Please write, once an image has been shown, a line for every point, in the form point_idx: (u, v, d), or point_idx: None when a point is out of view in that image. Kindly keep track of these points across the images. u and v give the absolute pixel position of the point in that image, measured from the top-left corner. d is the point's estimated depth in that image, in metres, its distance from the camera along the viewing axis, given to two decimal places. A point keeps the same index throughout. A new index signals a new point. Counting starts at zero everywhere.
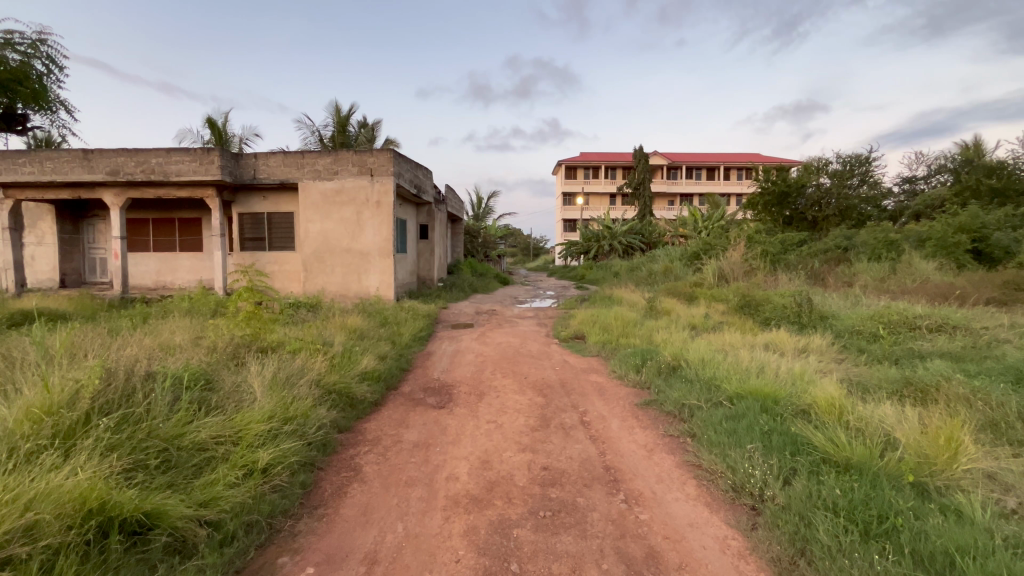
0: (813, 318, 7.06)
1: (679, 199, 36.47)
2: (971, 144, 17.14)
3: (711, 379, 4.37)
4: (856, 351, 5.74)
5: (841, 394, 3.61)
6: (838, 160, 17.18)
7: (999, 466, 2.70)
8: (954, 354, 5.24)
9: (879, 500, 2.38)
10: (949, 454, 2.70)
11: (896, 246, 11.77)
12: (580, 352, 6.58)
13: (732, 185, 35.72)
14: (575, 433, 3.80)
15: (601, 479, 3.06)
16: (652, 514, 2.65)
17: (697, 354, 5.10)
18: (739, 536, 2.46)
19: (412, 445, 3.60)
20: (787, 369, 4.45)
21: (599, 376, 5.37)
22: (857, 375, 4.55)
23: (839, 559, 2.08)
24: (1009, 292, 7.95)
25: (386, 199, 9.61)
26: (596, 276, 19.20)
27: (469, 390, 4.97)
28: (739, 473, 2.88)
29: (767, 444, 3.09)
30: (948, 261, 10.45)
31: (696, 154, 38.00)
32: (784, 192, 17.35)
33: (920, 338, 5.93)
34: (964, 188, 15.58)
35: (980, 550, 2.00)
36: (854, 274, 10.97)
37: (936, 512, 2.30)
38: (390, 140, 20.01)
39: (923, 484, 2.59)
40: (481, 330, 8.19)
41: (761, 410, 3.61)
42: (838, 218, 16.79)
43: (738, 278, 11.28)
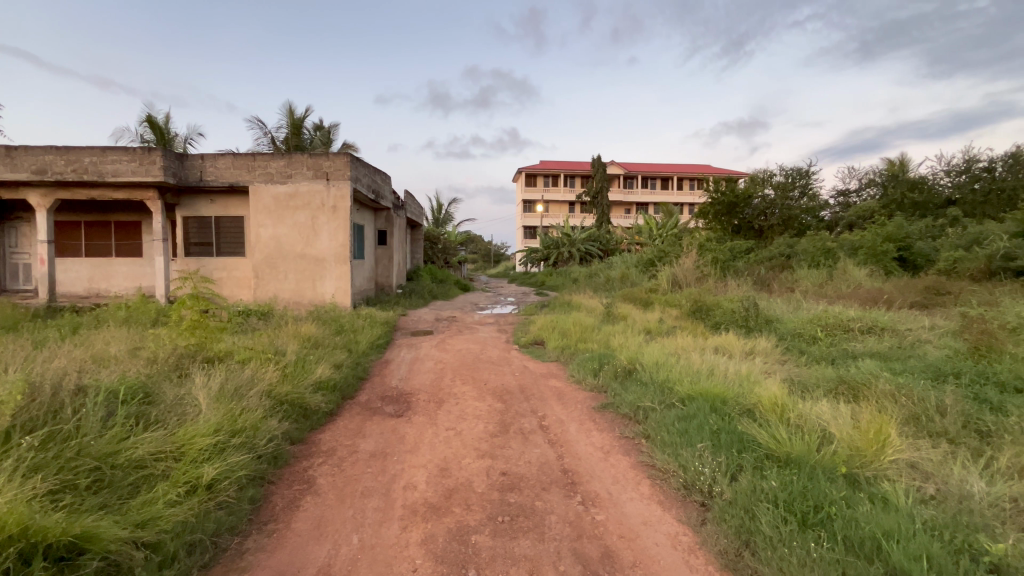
0: (759, 322, 7.48)
1: (635, 208, 37.68)
2: (896, 161, 18.67)
3: (664, 381, 4.53)
4: (797, 352, 6.12)
5: (783, 393, 3.82)
6: (781, 172, 18.27)
7: (919, 455, 2.94)
8: (882, 354, 5.68)
9: (814, 490, 2.55)
10: (877, 446, 2.93)
11: (833, 254, 12.66)
12: (539, 357, 6.66)
13: (683, 196, 37.31)
14: (533, 437, 3.83)
15: (559, 482, 3.10)
16: (607, 514, 2.71)
17: (651, 357, 5.29)
18: (690, 531, 2.55)
19: (369, 455, 3.52)
20: (734, 371, 4.69)
21: (557, 380, 5.45)
22: (798, 375, 4.85)
23: (779, 548, 2.21)
24: (930, 296, 8.69)
25: (342, 203, 9.38)
26: (556, 282, 19.51)
27: (428, 397, 4.91)
28: (690, 471, 3.00)
29: (715, 443, 3.23)
30: (877, 268, 11.31)
31: (650, 165, 39.35)
32: (733, 202, 18.21)
33: (854, 339, 6.39)
34: (890, 201, 16.87)
35: (902, 533, 2.17)
36: (796, 280, 11.69)
37: (865, 500, 2.48)
38: (346, 144, 19.63)
39: (854, 474, 2.79)
40: (441, 337, 8.14)
41: (711, 410, 3.78)
42: (781, 227, 17.88)
43: (690, 285, 11.76)
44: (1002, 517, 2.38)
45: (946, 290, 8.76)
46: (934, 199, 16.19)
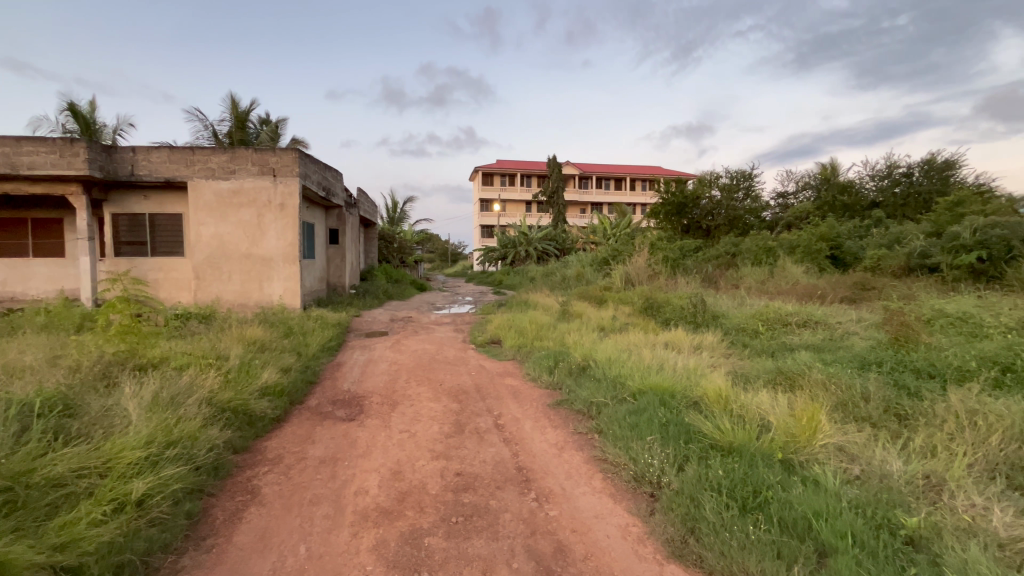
0: (706, 318, 7.81)
1: (590, 208, 38.40)
2: (828, 166, 19.98)
3: (616, 376, 4.65)
4: (740, 346, 6.44)
5: (727, 385, 4.02)
6: (727, 174, 19.14)
7: (846, 439, 3.16)
8: (816, 346, 6.07)
9: (753, 476, 2.70)
10: (809, 432, 3.13)
11: (773, 252, 13.40)
12: (496, 356, 6.66)
13: (636, 196, 38.38)
14: (489, 437, 3.83)
15: (513, 480, 3.11)
16: (560, 510, 2.75)
17: (605, 354, 5.42)
18: (639, 521, 2.63)
19: (319, 461, 3.41)
20: (682, 365, 4.88)
21: (513, 379, 5.48)
22: (740, 367, 5.11)
23: (721, 533, 2.32)
24: (857, 291, 9.37)
25: (290, 201, 9.01)
26: (513, 281, 19.59)
27: (382, 400, 4.80)
28: (640, 463, 3.10)
29: (664, 435, 3.35)
30: (812, 265, 12.08)
31: (604, 165, 40.28)
32: (682, 203, 19.14)
33: (791, 332, 6.80)
34: (823, 203, 18.05)
35: (831, 512, 2.33)
36: (740, 277, 12.29)
37: (798, 483, 2.64)
38: (295, 139, 18.89)
39: (789, 460, 2.96)
40: (396, 338, 7.98)
41: (660, 403, 3.91)
42: (727, 227, 18.74)
43: (643, 282, 12.12)
44: (915, 492, 2.60)
45: (871, 285, 9.47)
46: (861, 201, 17.46)
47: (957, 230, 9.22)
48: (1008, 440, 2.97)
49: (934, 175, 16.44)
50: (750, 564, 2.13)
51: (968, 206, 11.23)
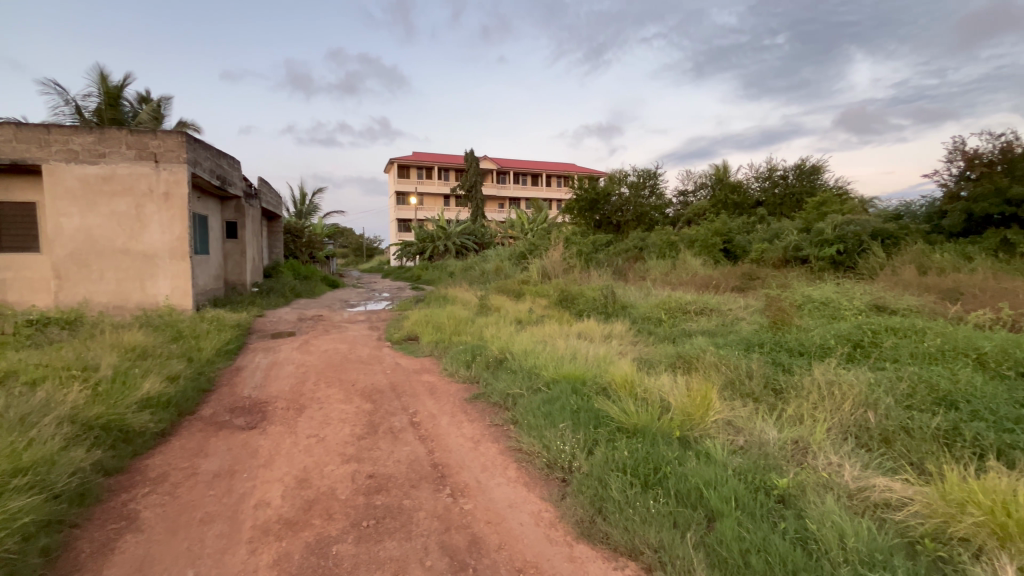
0: (615, 308, 8.27)
1: (509, 203, 38.85)
2: (721, 167, 21.94)
3: (532, 367, 4.77)
4: (646, 333, 6.90)
5: (632, 370, 4.28)
6: (635, 173, 20.30)
7: (733, 414, 3.51)
8: (710, 330, 6.68)
9: (654, 454, 2.90)
10: (702, 409, 3.43)
11: (675, 246, 14.49)
12: (413, 352, 6.53)
13: (552, 192, 39.47)
14: (403, 435, 3.75)
15: (428, 477, 3.07)
16: (475, 503, 2.76)
17: (521, 346, 5.53)
18: (551, 506, 2.72)
19: (212, 476, 3.11)
20: (593, 353, 5.12)
21: (430, 375, 5.40)
22: (645, 353, 5.49)
23: (625, 510, 2.47)
24: (745, 281, 10.43)
25: (176, 190, 8.07)
26: (431, 275, 19.28)
27: (287, 404, 4.49)
28: (552, 450, 3.20)
29: (575, 421, 3.50)
30: (708, 258, 13.22)
31: (521, 161, 40.92)
32: (594, 199, 20.25)
33: (690, 319, 7.42)
34: (717, 201, 19.81)
35: (719, 480, 2.57)
36: (647, 270, 13.15)
37: (692, 457, 2.89)
38: (182, 121, 16.98)
39: (686, 437, 3.23)
40: (305, 338, 7.51)
41: (572, 391, 4.07)
42: (635, 222, 19.92)
43: (558, 275, 12.53)
44: (786, 456, 2.96)
45: (756, 275, 10.58)
46: (748, 200, 19.43)
47: (822, 227, 10.53)
48: (856, 405, 3.48)
49: (805, 178, 18.73)
50: (649, 534, 2.29)
51: (830, 206, 12.96)
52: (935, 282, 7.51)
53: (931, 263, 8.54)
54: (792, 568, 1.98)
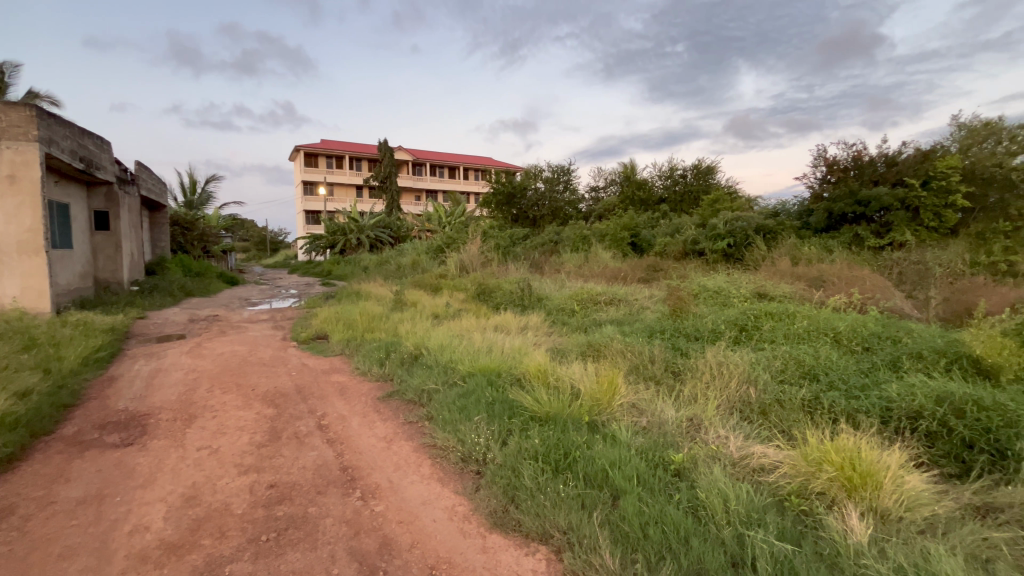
0: (531, 301, 8.46)
1: (425, 195, 38.07)
2: (628, 165, 23.25)
3: (448, 362, 4.74)
4: (560, 324, 7.14)
5: (546, 360, 4.41)
6: (549, 169, 20.84)
7: (637, 397, 3.75)
8: (619, 320, 7.08)
9: (564, 440, 3.01)
10: (609, 394, 3.62)
11: (587, 240, 15.13)
12: (322, 352, 6.18)
13: (470, 185, 39.32)
14: (310, 440, 3.53)
15: (337, 482, 2.93)
16: (386, 504, 2.68)
17: (436, 341, 5.46)
18: (465, 500, 2.72)
19: (77, 503, 2.71)
20: (509, 346, 5.20)
21: (341, 375, 5.14)
22: (559, 343, 5.68)
23: (537, 497, 2.55)
24: (650, 273, 11.17)
25: (24, 173, 6.85)
26: (344, 270, 18.36)
27: (173, 416, 4.03)
28: (467, 444, 3.20)
29: (490, 413, 3.53)
30: (617, 251, 13.97)
31: (438, 153, 40.24)
32: (511, 193, 20.52)
33: (600, 309, 7.80)
34: (625, 197, 20.98)
35: (623, 460, 2.74)
36: (561, 263, 13.59)
37: (599, 440, 3.04)
38: (34, 93, 14.48)
39: (594, 421, 3.39)
40: (196, 341, 6.79)
41: (487, 383, 4.10)
42: (550, 217, 20.49)
43: (476, 269, 12.54)
44: (682, 433, 3.22)
45: (659, 267, 11.38)
46: (652, 196, 20.81)
47: (715, 223, 11.70)
48: (740, 381, 3.89)
49: (701, 177, 20.46)
50: (560, 518, 2.38)
51: (722, 204, 14.28)
52: (804, 272, 8.58)
53: (802, 255, 9.74)
54: (684, 535, 2.17)
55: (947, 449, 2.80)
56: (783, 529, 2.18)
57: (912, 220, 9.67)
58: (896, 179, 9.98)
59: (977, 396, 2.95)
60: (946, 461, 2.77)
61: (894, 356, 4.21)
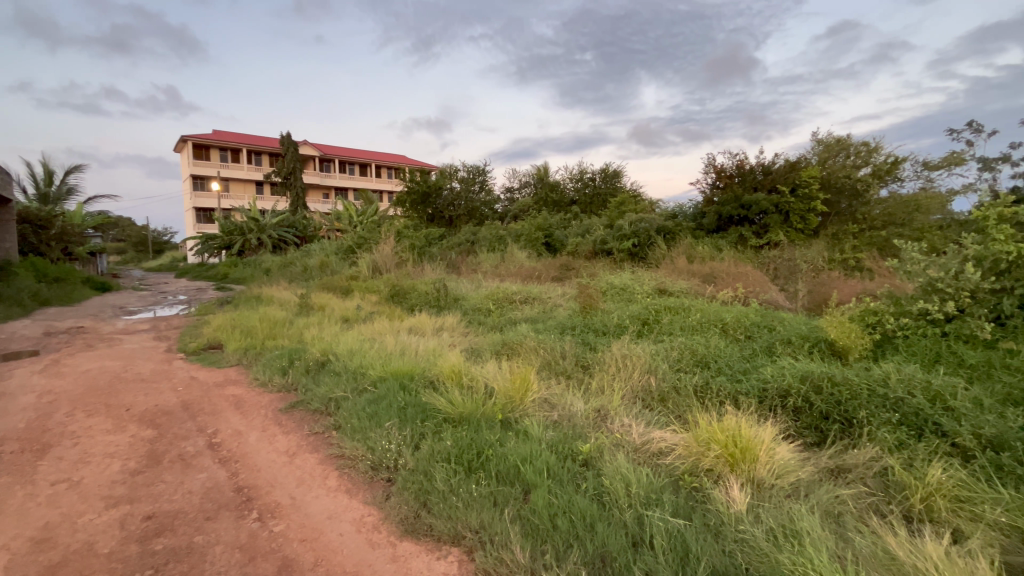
0: (447, 302, 8.39)
1: (335, 193, 36.18)
2: (541, 167, 23.90)
3: (358, 368, 4.53)
4: (476, 324, 7.16)
5: (460, 361, 4.38)
6: (465, 168, 20.80)
7: (549, 392, 3.87)
8: (533, 317, 7.25)
9: (477, 439, 3.02)
10: (522, 391, 3.69)
11: (503, 240, 15.31)
12: (214, 363, 5.61)
13: (383, 184, 38.03)
14: (198, 461, 3.19)
15: (230, 504, 2.68)
16: (287, 523, 2.50)
17: (346, 346, 5.20)
18: (375, 509, 2.63)
19: None
20: (423, 348, 5.11)
21: (236, 387, 4.71)
22: (474, 343, 5.68)
23: (449, 499, 2.53)
24: (563, 272, 11.58)
25: None
26: (242, 273, 16.86)
27: (21, 447, 3.42)
28: (377, 451, 3.09)
29: (402, 418, 3.44)
30: (532, 251, 14.29)
31: (348, 149, 38.42)
32: (426, 192, 20.17)
33: (516, 308, 7.93)
34: (539, 199, 21.57)
35: (535, 455, 2.81)
36: (478, 263, 13.64)
37: (512, 437, 3.09)
38: None
39: (507, 419, 3.44)
40: (53, 358, 5.83)
41: (399, 388, 3.99)
42: (466, 217, 20.44)
43: (390, 270, 12.16)
44: (589, 424, 3.38)
45: (572, 266, 11.84)
46: (564, 198, 21.59)
47: (622, 224, 12.42)
48: (642, 372, 4.17)
49: (609, 180, 21.60)
50: (471, 518, 2.38)
51: (627, 206, 15.19)
52: (699, 269, 9.41)
53: (696, 254, 10.67)
54: (590, 522, 2.27)
55: (808, 421, 3.23)
56: (677, 506, 2.37)
57: (784, 222, 11.00)
58: (771, 186, 11.29)
59: (831, 374, 3.43)
60: (808, 432, 3.19)
61: (770, 342, 4.76)
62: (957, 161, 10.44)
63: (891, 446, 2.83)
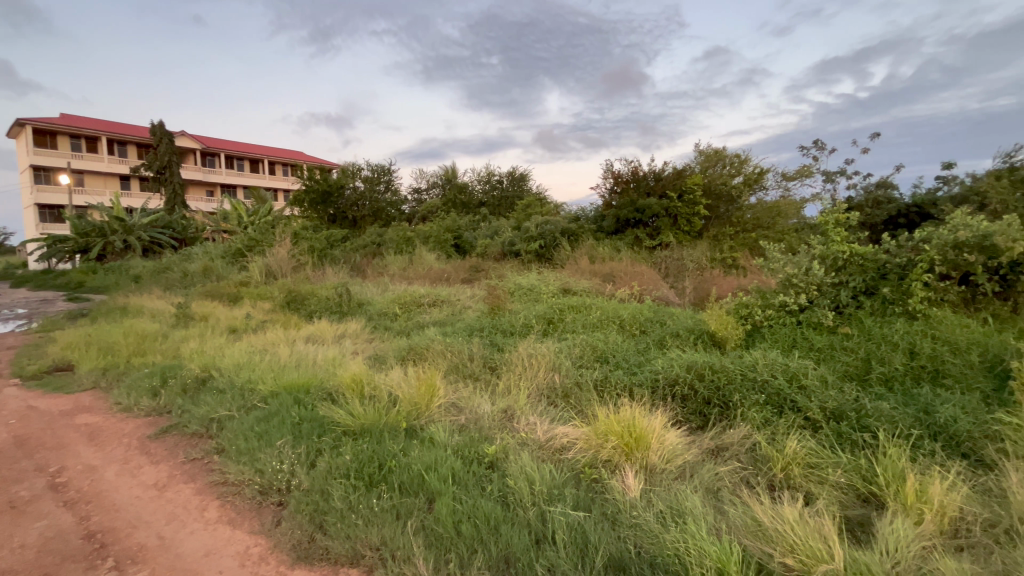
0: (351, 307, 7.98)
1: (220, 190, 32.79)
2: (449, 168, 23.72)
3: (246, 383, 4.12)
4: (382, 329, 6.89)
5: (362, 369, 4.17)
6: (368, 168, 19.98)
7: (455, 396, 3.82)
8: (441, 321, 7.15)
9: (379, 451, 2.89)
10: (428, 397, 3.59)
11: (411, 242, 14.93)
12: (63, 387, 4.77)
13: (277, 181, 35.25)
14: (35, 507, 2.68)
15: (77, 554, 2.28)
16: (151, 567, 2.18)
17: (231, 359, 4.71)
18: (263, 538, 2.39)
19: None
20: (322, 357, 4.79)
21: (92, 414, 4.05)
22: (379, 349, 5.46)
23: (347, 517, 2.39)
24: (472, 274, 11.60)
25: None
26: (104, 280, 14.61)
27: None
28: (267, 473, 2.82)
29: (296, 435, 3.19)
30: (441, 253, 14.12)
31: (235, 142, 35.04)
32: (326, 191, 19.04)
33: (424, 311, 7.77)
34: (447, 200, 21.39)
35: (440, 461, 2.76)
36: (385, 265, 13.17)
37: (416, 445, 3.00)
38: None
39: (412, 427, 3.34)
40: None
41: (293, 403, 3.69)
42: (371, 218, 19.63)
43: (285, 274, 11.30)
44: (496, 424, 3.40)
45: (481, 267, 11.90)
46: (473, 200, 21.65)
47: (529, 226, 12.74)
48: (547, 370, 4.29)
49: (516, 183, 22.04)
50: (371, 535, 2.27)
51: (534, 208, 15.62)
52: (600, 268, 9.95)
53: (597, 254, 11.28)
54: (494, 524, 2.28)
55: (693, 407, 3.54)
56: (578, 498, 2.46)
57: (673, 224, 12.03)
58: (661, 191, 12.28)
59: (711, 363, 3.80)
60: (693, 417, 3.50)
61: (662, 336, 5.16)
62: (807, 172, 12.15)
63: (759, 424, 3.20)
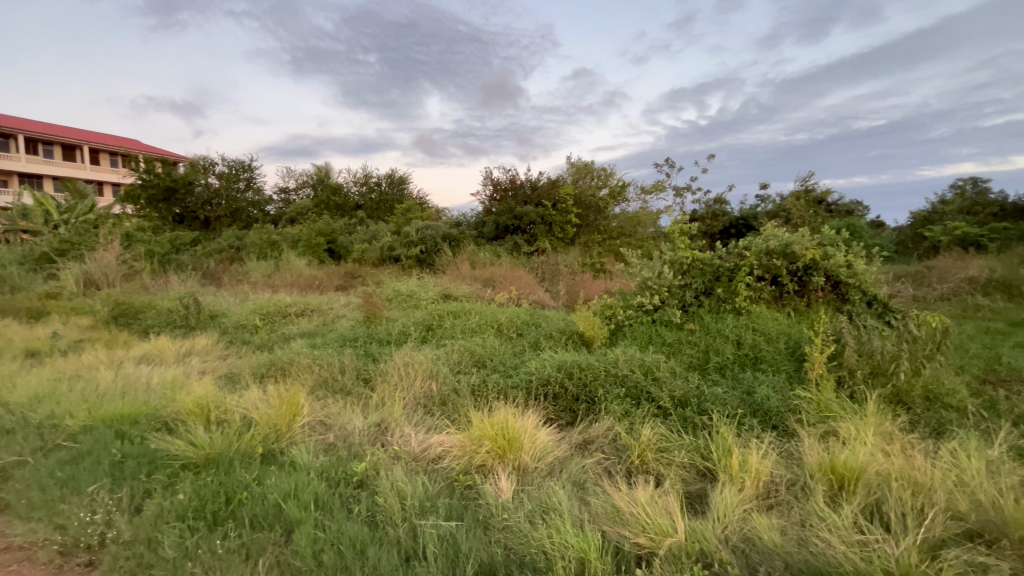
0: (200, 320, 6.98)
1: (18, 181, 26.51)
2: (321, 168, 22.13)
3: (46, 420, 3.33)
4: (239, 344, 6.13)
5: (208, 390, 3.64)
6: (224, 163, 17.78)
7: (322, 414, 3.53)
8: (310, 332, 6.60)
9: (225, 485, 2.54)
10: (290, 417, 3.26)
11: (277, 246, 13.60)
12: None
13: (102, 173, 29.61)
14: None
15: None
16: None
17: (27, 390, 3.78)
18: None
19: None
20: (157, 380, 4.09)
21: None
22: (233, 367, 4.84)
23: (182, 566, 2.05)
24: (347, 280, 10.94)
25: None
26: None
27: None
28: (72, 527, 2.31)
29: (116, 476, 2.66)
30: (313, 258, 13.08)
31: (41, 123, 28.68)
32: (170, 187, 16.49)
33: (289, 323, 7.09)
34: (319, 202, 19.94)
35: (301, 487, 2.52)
36: (245, 272, 11.79)
37: (273, 471, 2.70)
38: None
39: (269, 452, 2.99)
40: None
41: (114, 437, 3.08)
42: (228, 219, 17.36)
43: (112, 284, 9.50)
44: (368, 440, 3.21)
45: (357, 274, 11.27)
46: (348, 202, 20.48)
47: (409, 231, 12.42)
48: (423, 378, 4.19)
49: (395, 186, 21.35)
50: None
51: (414, 213, 15.26)
52: (480, 274, 10.07)
53: (478, 259, 11.41)
54: (361, 548, 2.14)
55: (563, 404, 3.73)
56: (451, 508, 2.43)
57: (549, 232, 12.68)
58: (538, 200, 12.87)
59: (579, 361, 4.05)
60: (563, 413, 3.68)
61: (536, 338, 5.37)
62: (661, 187, 13.71)
63: (620, 415, 3.48)
